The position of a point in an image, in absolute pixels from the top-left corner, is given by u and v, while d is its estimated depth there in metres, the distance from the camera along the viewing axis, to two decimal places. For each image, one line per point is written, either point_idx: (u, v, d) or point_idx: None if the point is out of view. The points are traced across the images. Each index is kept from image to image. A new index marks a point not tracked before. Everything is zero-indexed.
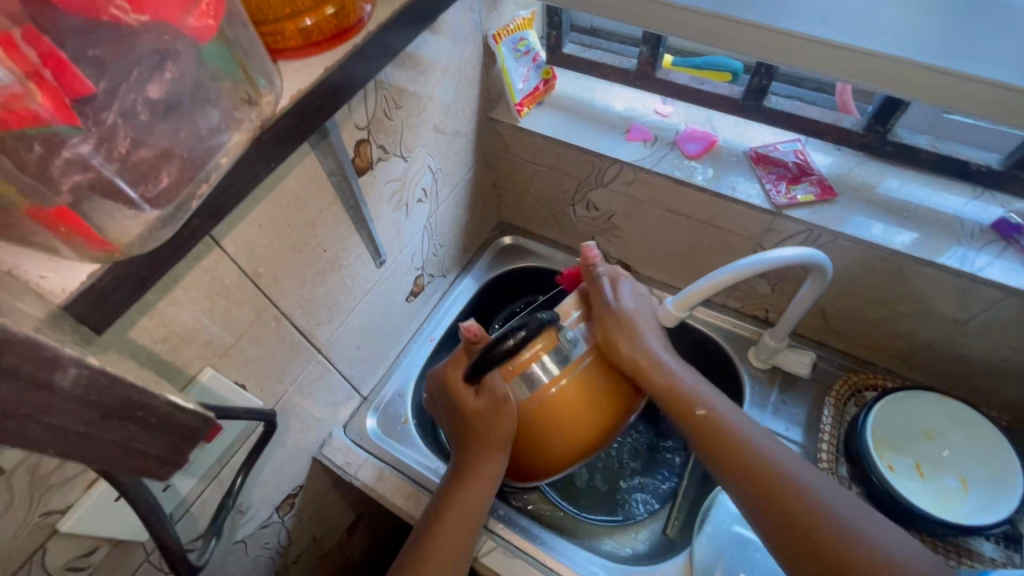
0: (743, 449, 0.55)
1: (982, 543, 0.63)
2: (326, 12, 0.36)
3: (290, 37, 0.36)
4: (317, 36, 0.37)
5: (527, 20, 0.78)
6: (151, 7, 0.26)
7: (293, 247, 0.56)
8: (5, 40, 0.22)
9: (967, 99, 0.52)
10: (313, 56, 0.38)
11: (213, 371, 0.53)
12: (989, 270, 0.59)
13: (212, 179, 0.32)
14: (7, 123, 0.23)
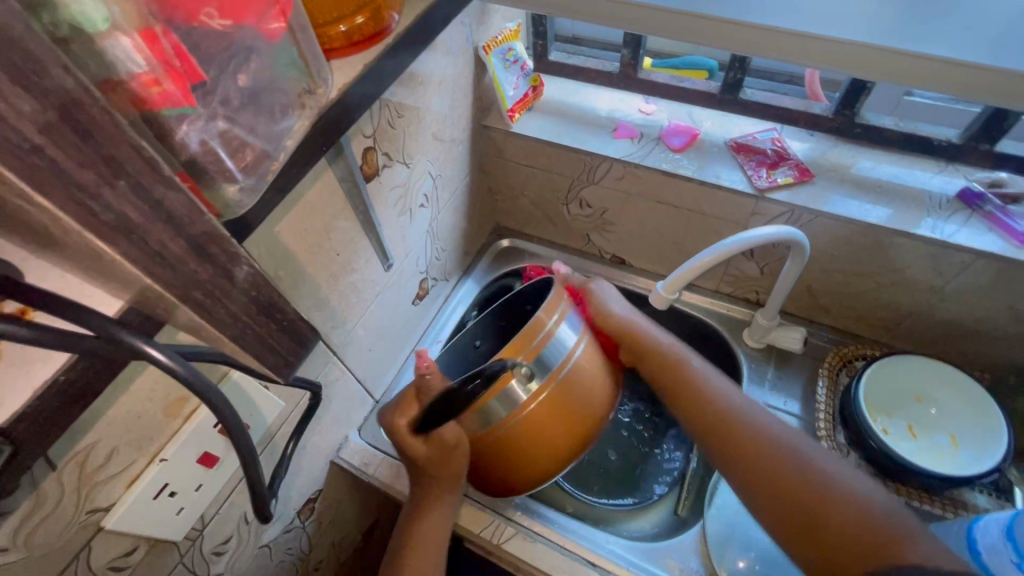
0: (699, 394, 0.61)
1: (974, 495, 0.67)
2: (359, 21, 0.38)
3: (335, 39, 0.38)
4: (356, 37, 0.39)
5: (514, 31, 0.83)
6: (239, 14, 0.28)
7: (311, 250, 0.59)
8: (148, 33, 0.24)
9: (930, 78, 0.56)
10: (353, 55, 0.39)
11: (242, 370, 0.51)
12: (958, 236, 0.64)
13: (281, 158, 0.33)
14: (147, 104, 0.25)
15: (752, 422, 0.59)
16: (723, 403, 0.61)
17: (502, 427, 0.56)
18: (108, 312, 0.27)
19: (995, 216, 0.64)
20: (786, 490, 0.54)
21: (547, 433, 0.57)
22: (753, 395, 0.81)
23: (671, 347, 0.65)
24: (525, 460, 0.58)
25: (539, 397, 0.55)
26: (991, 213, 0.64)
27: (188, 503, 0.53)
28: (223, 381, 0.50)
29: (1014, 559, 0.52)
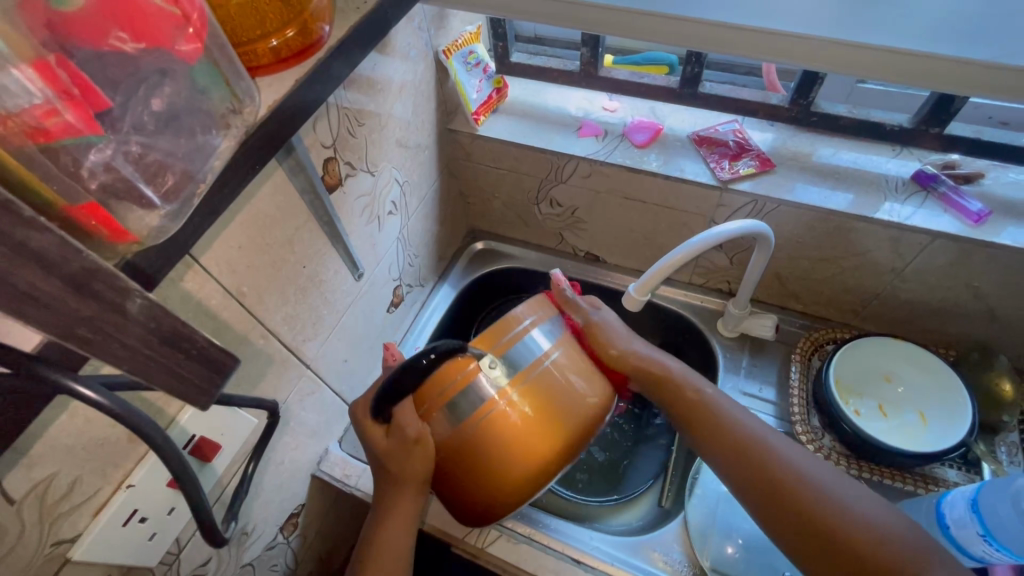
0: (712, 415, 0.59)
1: (945, 470, 0.69)
2: (288, 35, 0.39)
3: (263, 55, 0.38)
4: (284, 54, 0.39)
5: (474, 34, 0.83)
6: (149, 36, 0.29)
7: (272, 265, 0.58)
8: (41, 63, 0.24)
9: (876, 67, 0.58)
10: (284, 71, 0.39)
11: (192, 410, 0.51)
12: (915, 218, 0.66)
13: (210, 179, 0.33)
14: (46, 137, 0.25)
15: (778, 449, 0.56)
16: (723, 414, 0.59)
17: (466, 430, 0.51)
18: (24, 348, 0.29)
19: (948, 196, 0.66)
20: (781, 496, 0.53)
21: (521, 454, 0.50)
22: (729, 384, 0.82)
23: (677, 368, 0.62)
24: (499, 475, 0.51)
25: (509, 393, 0.51)
26: (945, 194, 0.66)
27: (161, 528, 0.52)
28: (171, 426, 0.50)
29: (981, 531, 0.53)
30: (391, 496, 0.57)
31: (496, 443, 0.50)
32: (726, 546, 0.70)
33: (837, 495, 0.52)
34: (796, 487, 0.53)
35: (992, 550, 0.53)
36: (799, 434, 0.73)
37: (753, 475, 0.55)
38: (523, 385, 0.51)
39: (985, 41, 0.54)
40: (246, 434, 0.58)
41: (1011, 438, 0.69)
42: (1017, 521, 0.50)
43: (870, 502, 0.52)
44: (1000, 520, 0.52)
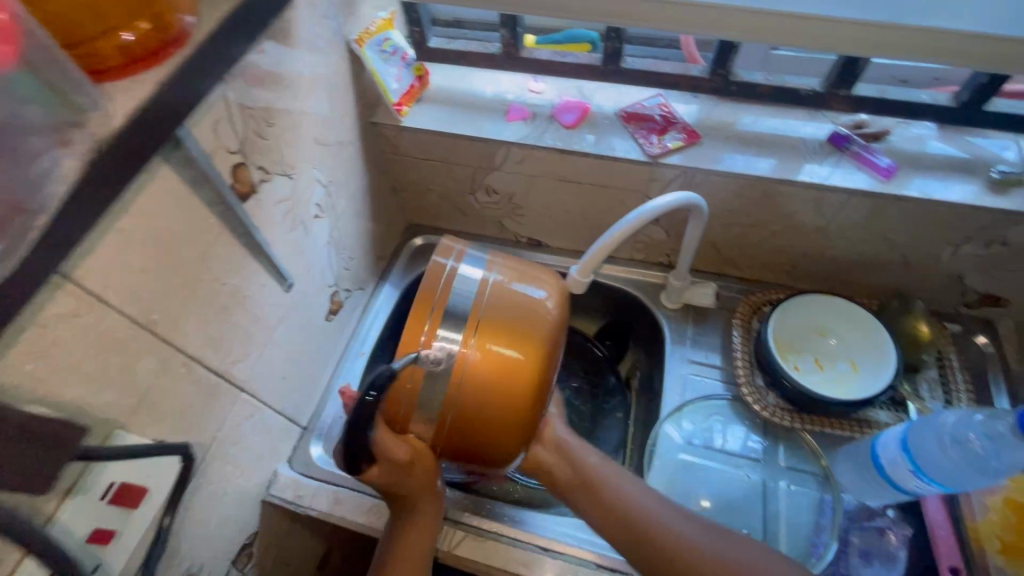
0: (608, 489, 0.61)
1: (878, 413, 0.73)
2: (139, 29, 0.37)
3: (110, 55, 0.37)
4: (136, 53, 0.37)
5: (387, 20, 0.79)
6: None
7: (186, 286, 0.53)
8: None
9: (787, 34, 0.59)
10: (138, 71, 0.38)
11: (121, 433, 0.48)
12: (833, 178, 0.68)
13: None
14: None
15: (649, 509, 0.60)
16: (618, 487, 0.61)
17: (452, 394, 0.50)
18: None
19: (860, 155, 0.69)
20: (676, 556, 0.58)
21: (506, 394, 0.50)
22: (677, 355, 0.84)
23: (595, 462, 0.63)
24: (495, 425, 0.51)
25: (470, 342, 0.50)
26: (857, 153, 0.69)
27: None
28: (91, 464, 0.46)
29: (911, 468, 0.56)
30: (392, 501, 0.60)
31: (476, 408, 0.51)
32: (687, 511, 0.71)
33: (732, 560, 0.58)
34: (683, 551, 0.58)
35: (924, 483, 0.56)
36: (745, 396, 0.76)
37: (634, 535, 0.59)
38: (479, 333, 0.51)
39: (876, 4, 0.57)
40: (170, 479, 0.53)
41: (929, 377, 0.75)
42: (954, 463, 0.53)
43: (753, 552, 0.59)
44: (938, 463, 0.54)
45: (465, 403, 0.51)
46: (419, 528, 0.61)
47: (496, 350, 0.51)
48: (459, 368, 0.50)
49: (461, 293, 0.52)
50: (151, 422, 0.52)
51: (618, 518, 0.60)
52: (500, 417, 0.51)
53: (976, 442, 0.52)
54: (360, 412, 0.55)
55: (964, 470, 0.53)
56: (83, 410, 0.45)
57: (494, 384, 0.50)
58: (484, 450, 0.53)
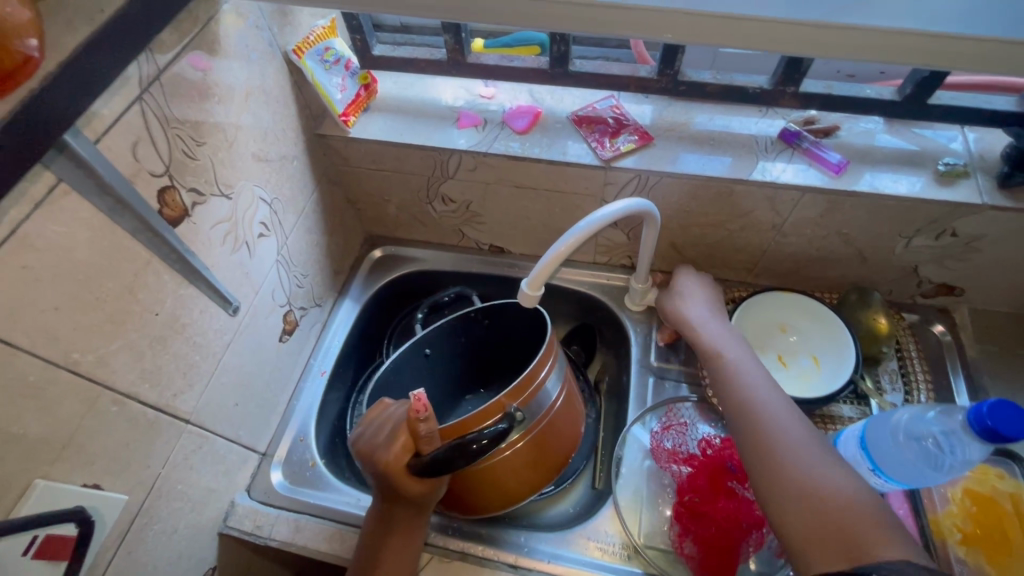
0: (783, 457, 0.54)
1: (841, 407, 0.74)
2: None
3: None
4: None
5: (328, 28, 0.76)
6: None
7: (111, 321, 0.50)
8: None
9: (726, 35, 0.57)
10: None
11: (45, 483, 0.45)
12: (785, 176, 0.68)
13: None
14: None
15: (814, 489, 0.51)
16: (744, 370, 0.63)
17: (489, 463, 0.60)
18: None
19: (811, 151, 0.69)
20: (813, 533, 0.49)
21: (519, 482, 0.63)
22: (642, 358, 0.83)
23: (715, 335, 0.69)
24: (502, 493, 0.63)
25: (517, 442, 0.60)
26: (808, 149, 0.69)
27: None
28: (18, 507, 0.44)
29: (870, 466, 0.56)
30: (394, 518, 0.59)
31: (503, 477, 0.61)
32: (661, 508, 0.72)
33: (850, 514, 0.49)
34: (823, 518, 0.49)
35: (882, 481, 0.56)
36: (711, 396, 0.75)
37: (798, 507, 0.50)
38: (531, 435, 0.61)
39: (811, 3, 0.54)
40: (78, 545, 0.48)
41: (889, 368, 0.76)
42: (913, 460, 0.53)
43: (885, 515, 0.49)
44: (899, 463, 0.54)
45: (496, 477, 0.61)
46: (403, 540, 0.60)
47: (540, 451, 0.63)
48: (503, 452, 0.60)
49: (543, 396, 0.62)
50: (79, 467, 0.49)
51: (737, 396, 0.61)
52: (511, 493, 0.63)
53: (934, 439, 0.52)
54: (416, 429, 0.53)
55: (919, 467, 0.53)
56: None
57: (524, 467, 0.62)
58: (474, 496, 0.63)
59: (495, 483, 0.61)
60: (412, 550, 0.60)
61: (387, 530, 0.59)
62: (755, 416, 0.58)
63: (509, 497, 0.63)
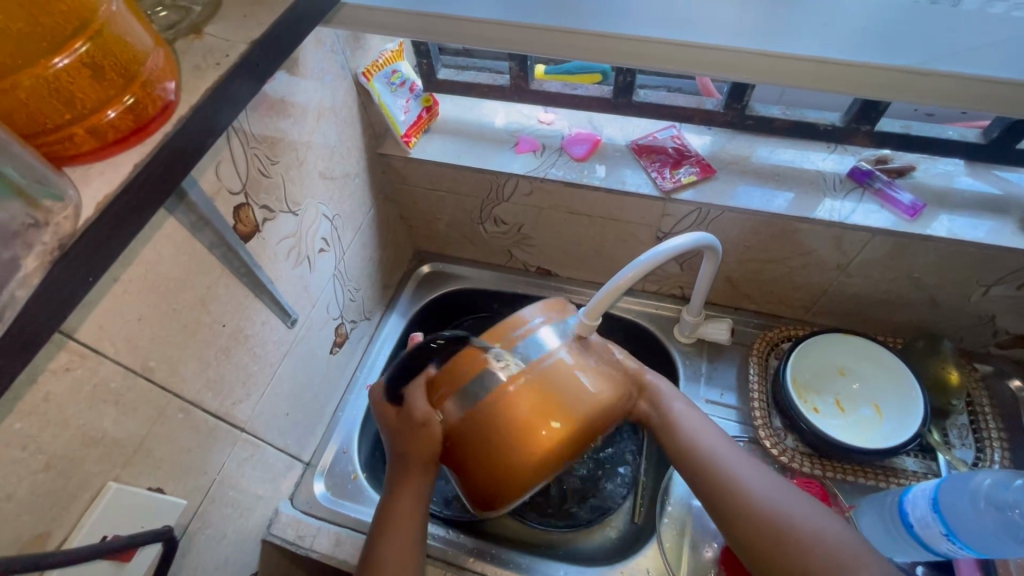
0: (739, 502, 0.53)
1: (904, 460, 0.70)
2: (129, 100, 0.32)
3: (81, 140, 0.31)
4: (115, 135, 0.32)
5: (396, 52, 0.78)
6: None
7: (185, 331, 0.52)
8: None
9: (810, 79, 0.54)
10: (119, 155, 0.32)
11: (117, 485, 0.47)
12: (855, 216, 0.66)
13: (27, 290, 0.26)
14: None
15: (788, 520, 0.51)
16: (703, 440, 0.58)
17: (484, 405, 0.50)
18: None
19: (883, 191, 0.66)
20: (769, 556, 0.51)
21: (529, 442, 0.48)
22: (690, 393, 0.80)
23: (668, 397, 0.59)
24: (503, 453, 0.49)
25: (516, 382, 0.49)
26: (880, 189, 0.66)
27: None
28: (91, 510, 0.45)
29: (943, 531, 0.53)
30: (402, 474, 0.59)
31: (484, 438, 0.50)
32: (704, 550, 0.69)
33: (832, 552, 0.49)
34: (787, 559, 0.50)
35: (956, 548, 0.52)
36: (763, 439, 0.72)
37: (757, 540, 0.51)
38: (529, 377, 0.50)
39: (905, 48, 0.51)
40: (150, 561, 0.50)
41: (960, 421, 0.72)
42: (997, 531, 0.50)
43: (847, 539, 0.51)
44: (982, 537, 0.50)
45: (494, 425, 0.49)
46: (409, 497, 0.58)
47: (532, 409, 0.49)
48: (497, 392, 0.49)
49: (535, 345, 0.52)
50: (145, 471, 0.51)
51: (692, 460, 0.57)
52: (516, 454, 0.48)
53: (1021, 511, 0.49)
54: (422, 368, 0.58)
55: (999, 537, 0.49)
56: (75, 464, 0.44)
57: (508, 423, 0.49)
58: (483, 461, 0.50)
59: (489, 435, 0.49)
60: (416, 515, 0.58)
61: (395, 488, 0.59)
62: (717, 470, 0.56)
63: (514, 468, 0.49)
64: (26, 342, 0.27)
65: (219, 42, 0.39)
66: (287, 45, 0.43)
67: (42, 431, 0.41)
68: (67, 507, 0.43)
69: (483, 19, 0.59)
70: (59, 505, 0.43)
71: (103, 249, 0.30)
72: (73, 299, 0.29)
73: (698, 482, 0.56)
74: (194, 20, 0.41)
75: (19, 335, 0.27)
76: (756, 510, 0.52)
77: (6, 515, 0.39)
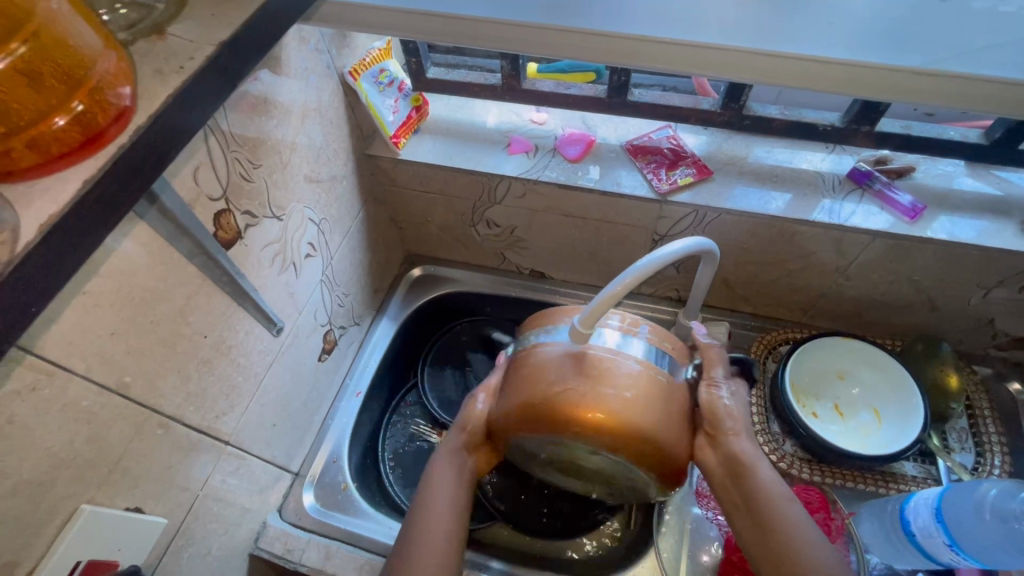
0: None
1: (903, 465, 0.69)
2: (77, 108, 0.30)
3: (24, 154, 0.29)
4: (61, 147, 0.29)
5: (383, 50, 0.76)
6: None
7: (163, 344, 0.50)
8: None
9: (810, 79, 0.52)
10: (65, 169, 0.30)
11: (91, 509, 0.45)
12: (855, 218, 0.64)
13: None
14: None
15: None
16: (795, 540, 0.48)
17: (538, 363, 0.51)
18: None
19: (883, 193, 0.65)
20: None
21: (562, 409, 0.48)
22: None
23: (768, 483, 0.51)
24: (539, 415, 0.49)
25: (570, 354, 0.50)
26: (880, 191, 0.65)
27: None
28: (62, 535, 0.43)
29: (947, 541, 0.52)
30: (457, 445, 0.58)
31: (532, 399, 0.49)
32: (702, 559, 0.68)
33: None
34: None
35: (959, 558, 0.51)
36: (761, 446, 0.71)
37: None
38: (584, 352, 0.50)
39: (905, 47, 0.50)
40: None
41: (959, 425, 0.71)
42: (1002, 544, 0.48)
43: None
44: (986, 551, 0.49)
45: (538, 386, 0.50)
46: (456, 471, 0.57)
47: (583, 399, 0.47)
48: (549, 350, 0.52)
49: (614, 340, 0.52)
50: (122, 492, 0.48)
51: (763, 522, 0.50)
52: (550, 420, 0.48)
53: None
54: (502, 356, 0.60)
55: (1004, 549, 0.48)
56: (44, 488, 0.41)
57: (557, 407, 0.48)
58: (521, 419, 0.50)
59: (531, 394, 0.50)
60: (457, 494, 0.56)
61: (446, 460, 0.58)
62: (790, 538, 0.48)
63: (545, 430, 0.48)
64: None
65: (183, 43, 0.37)
66: (261, 45, 0.40)
67: (6, 455, 0.38)
68: (36, 533, 0.41)
69: (472, 17, 0.57)
70: (27, 532, 0.40)
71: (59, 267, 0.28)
72: (26, 321, 0.27)
73: (758, 546, 0.50)
74: (157, 19, 0.39)
75: None
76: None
77: None
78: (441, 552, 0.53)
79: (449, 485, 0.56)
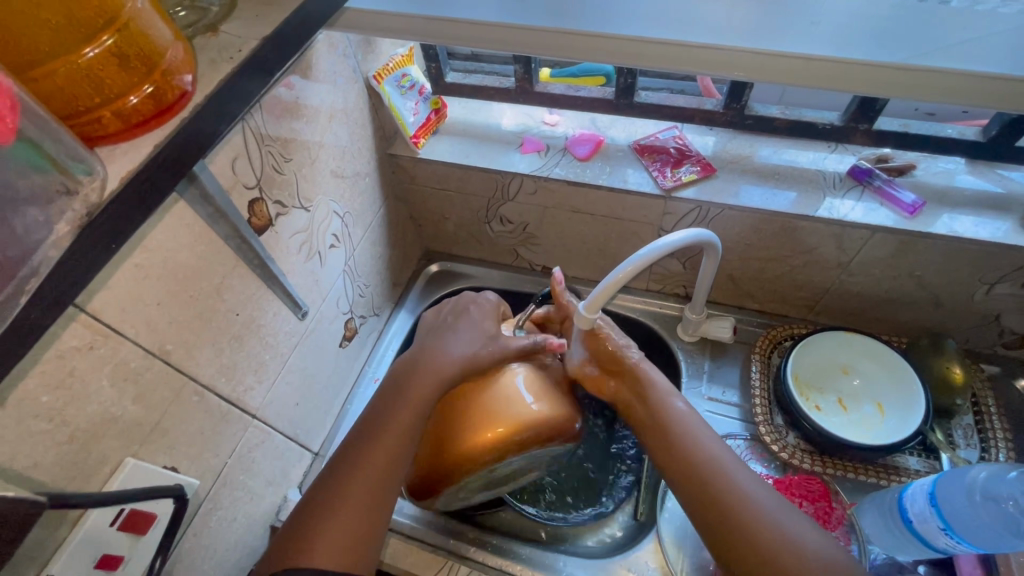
0: (695, 462, 0.55)
1: (906, 458, 0.70)
2: (149, 89, 0.35)
3: (107, 123, 0.34)
4: (136, 119, 0.35)
5: (406, 57, 0.81)
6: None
7: (201, 317, 0.55)
8: None
9: (804, 78, 0.55)
10: (139, 137, 0.35)
11: (135, 461, 0.50)
12: (854, 214, 0.66)
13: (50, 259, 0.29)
14: None
15: (734, 480, 0.54)
16: (689, 434, 0.58)
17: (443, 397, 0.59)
18: None
19: (883, 189, 0.67)
20: (716, 510, 0.52)
21: (465, 427, 0.57)
22: (693, 390, 0.81)
23: (662, 395, 0.61)
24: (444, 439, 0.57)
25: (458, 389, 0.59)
26: (880, 188, 0.67)
27: None
28: (109, 483, 0.48)
29: (941, 525, 0.53)
30: (407, 404, 0.58)
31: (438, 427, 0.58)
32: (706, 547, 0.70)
33: (777, 524, 0.50)
34: (740, 518, 0.51)
35: (954, 542, 0.52)
36: (764, 435, 0.72)
37: (705, 499, 0.53)
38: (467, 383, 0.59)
39: (890, 46, 0.53)
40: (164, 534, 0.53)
41: (965, 422, 0.71)
42: (993, 524, 0.50)
43: (806, 528, 0.51)
44: (975, 529, 0.51)
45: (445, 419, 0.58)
46: (407, 413, 0.57)
47: (479, 420, 0.57)
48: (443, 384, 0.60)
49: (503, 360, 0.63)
50: (161, 449, 0.53)
51: (659, 421, 0.60)
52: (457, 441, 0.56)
53: (1015, 503, 0.49)
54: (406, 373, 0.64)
55: (999, 532, 0.50)
56: (96, 439, 0.46)
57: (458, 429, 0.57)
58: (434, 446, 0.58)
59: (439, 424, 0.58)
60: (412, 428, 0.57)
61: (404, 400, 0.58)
62: (679, 432, 0.58)
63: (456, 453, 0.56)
64: (51, 305, 0.29)
65: (233, 39, 0.42)
66: (295, 43, 0.46)
67: (68, 405, 0.44)
68: (88, 477, 0.46)
69: (486, 22, 0.62)
70: (81, 476, 0.45)
71: (120, 228, 0.33)
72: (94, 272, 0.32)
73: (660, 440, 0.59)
74: (210, 21, 0.44)
75: (46, 295, 0.29)
76: (714, 465, 0.55)
77: (33, 483, 0.42)
78: (394, 456, 0.55)
79: (415, 412, 0.57)
